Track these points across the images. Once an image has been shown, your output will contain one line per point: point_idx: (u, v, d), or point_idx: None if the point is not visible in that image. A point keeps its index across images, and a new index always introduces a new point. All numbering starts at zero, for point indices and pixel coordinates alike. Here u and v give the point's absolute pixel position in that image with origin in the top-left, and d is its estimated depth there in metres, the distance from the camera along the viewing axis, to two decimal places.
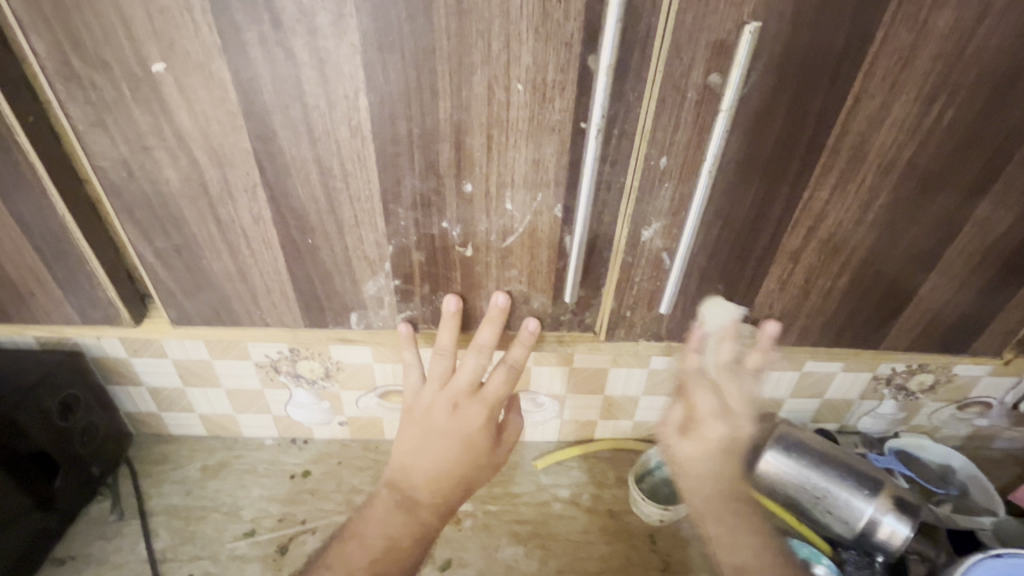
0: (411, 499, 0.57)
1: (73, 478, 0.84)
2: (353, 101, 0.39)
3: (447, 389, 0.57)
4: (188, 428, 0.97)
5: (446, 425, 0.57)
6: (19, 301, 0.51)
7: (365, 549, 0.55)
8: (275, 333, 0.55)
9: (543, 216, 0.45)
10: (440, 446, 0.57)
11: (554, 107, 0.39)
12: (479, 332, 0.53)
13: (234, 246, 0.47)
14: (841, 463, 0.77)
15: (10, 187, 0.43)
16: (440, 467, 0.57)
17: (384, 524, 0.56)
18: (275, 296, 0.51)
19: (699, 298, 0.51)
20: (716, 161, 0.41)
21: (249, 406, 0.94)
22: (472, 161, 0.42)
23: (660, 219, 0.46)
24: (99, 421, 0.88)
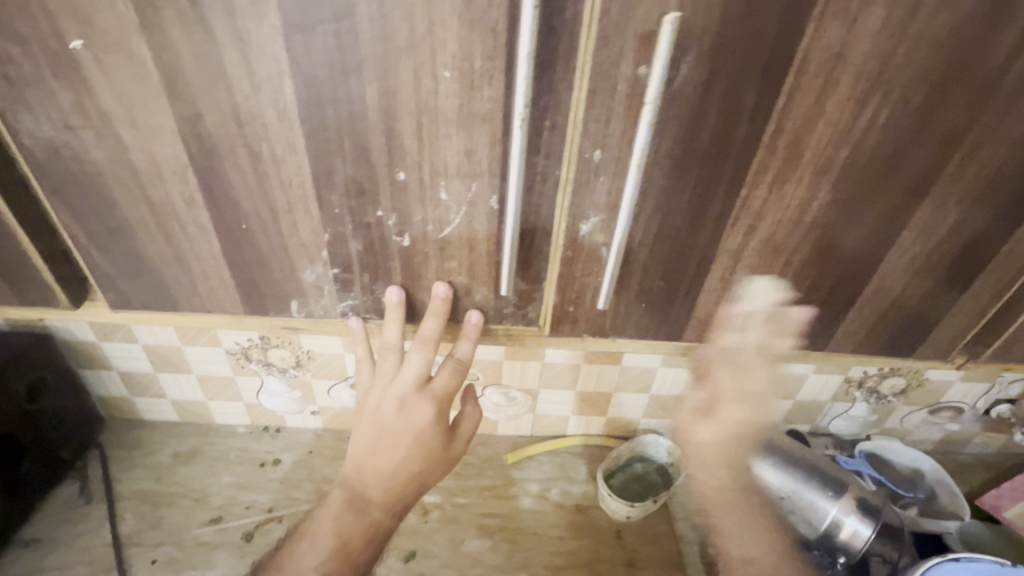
0: (362, 498, 0.55)
1: (41, 460, 0.84)
2: (278, 83, 0.38)
3: (395, 386, 0.56)
4: (160, 414, 0.97)
5: (395, 424, 0.56)
6: None
7: (315, 549, 0.53)
8: (227, 318, 0.55)
9: (479, 207, 0.45)
10: (393, 447, 0.56)
11: (482, 96, 0.39)
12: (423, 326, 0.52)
13: (169, 230, 0.46)
14: (808, 463, 0.78)
15: None
16: (393, 468, 0.56)
17: (336, 523, 0.54)
18: (214, 282, 0.50)
19: (642, 294, 0.51)
20: (646, 154, 0.41)
21: (221, 393, 0.93)
22: (404, 149, 0.42)
23: (598, 213, 0.45)
24: (70, 405, 0.88)
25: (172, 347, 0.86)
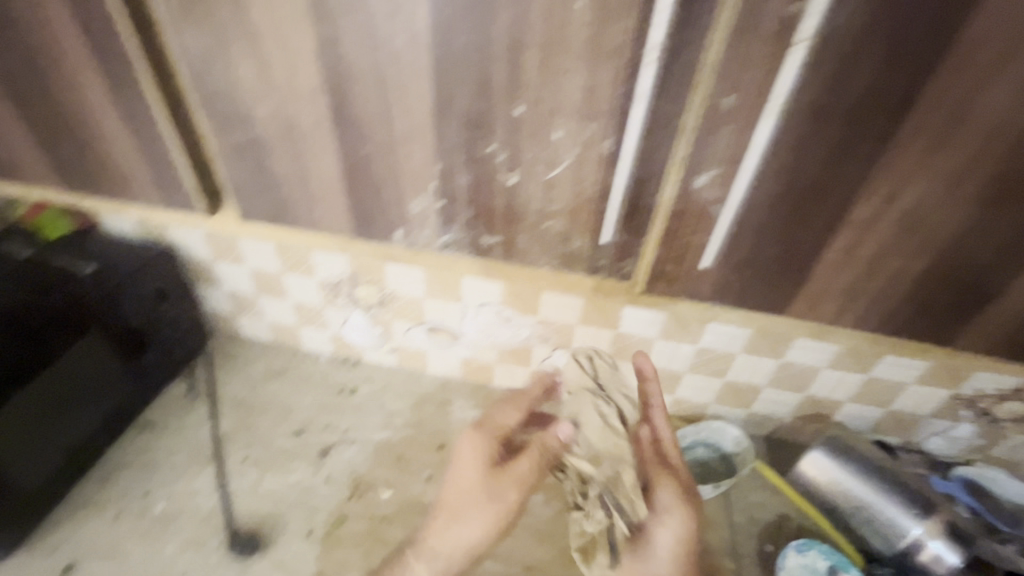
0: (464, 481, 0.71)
1: (157, 356, 1.12)
2: (414, 6, 0.39)
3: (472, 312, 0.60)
4: (254, 327, 1.27)
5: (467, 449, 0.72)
6: (119, 181, 0.57)
7: (443, 544, 0.71)
8: (335, 242, 0.59)
9: (592, 150, 0.44)
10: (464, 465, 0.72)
11: (615, 29, 0.37)
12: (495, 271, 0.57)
13: (299, 149, 0.50)
14: (900, 483, 0.85)
15: (116, 73, 0.48)
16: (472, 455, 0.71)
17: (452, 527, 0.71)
18: (331, 204, 0.53)
19: (750, 259, 0.48)
20: (784, 102, 0.38)
21: (309, 320, 1.20)
22: (525, 83, 0.41)
23: (718, 166, 0.43)
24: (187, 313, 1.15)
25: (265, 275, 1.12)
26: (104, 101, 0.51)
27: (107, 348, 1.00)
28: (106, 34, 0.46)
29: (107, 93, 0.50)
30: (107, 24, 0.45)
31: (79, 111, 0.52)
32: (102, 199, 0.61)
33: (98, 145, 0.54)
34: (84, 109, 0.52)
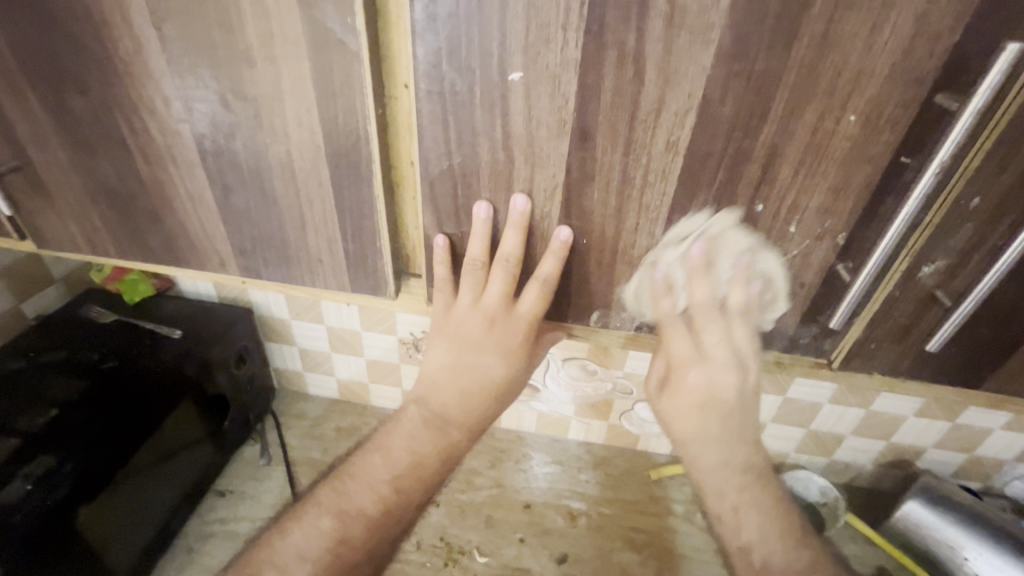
0: (451, 421, 0.60)
1: (236, 420, 1.12)
2: (680, 119, 0.41)
3: (478, 307, 0.55)
4: (324, 389, 1.27)
5: (482, 339, 0.57)
6: (306, 265, 0.58)
7: (392, 461, 0.60)
8: (483, 317, 0.56)
9: (823, 242, 0.46)
10: (472, 364, 0.59)
11: (879, 139, 0.40)
12: (525, 295, 0.54)
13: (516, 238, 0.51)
14: (993, 527, 0.90)
15: (341, 170, 0.49)
16: (405, 453, 0.60)
17: (411, 439, 0.60)
18: (534, 285, 0.53)
19: (956, 340, 0.50)
20: None
21: (382, 377, 1.20)
22: (774, 184, 0.44)
23: (947, 258, 0.45)
24: (258, 373, 1.17)
25: (352, 333, 1.13)
26: (320, 194, 0.52)
27: (195, 412, 0.99)
28: (347, 135, 0.47)
29: (329, 186, 0.51)
30: (352, 127, 0.47)
31: (290, 201, 0.53)
32: (277, 281, 0.61)
33: (299, 232, 0.55)
34: (297, 201, 0.53)
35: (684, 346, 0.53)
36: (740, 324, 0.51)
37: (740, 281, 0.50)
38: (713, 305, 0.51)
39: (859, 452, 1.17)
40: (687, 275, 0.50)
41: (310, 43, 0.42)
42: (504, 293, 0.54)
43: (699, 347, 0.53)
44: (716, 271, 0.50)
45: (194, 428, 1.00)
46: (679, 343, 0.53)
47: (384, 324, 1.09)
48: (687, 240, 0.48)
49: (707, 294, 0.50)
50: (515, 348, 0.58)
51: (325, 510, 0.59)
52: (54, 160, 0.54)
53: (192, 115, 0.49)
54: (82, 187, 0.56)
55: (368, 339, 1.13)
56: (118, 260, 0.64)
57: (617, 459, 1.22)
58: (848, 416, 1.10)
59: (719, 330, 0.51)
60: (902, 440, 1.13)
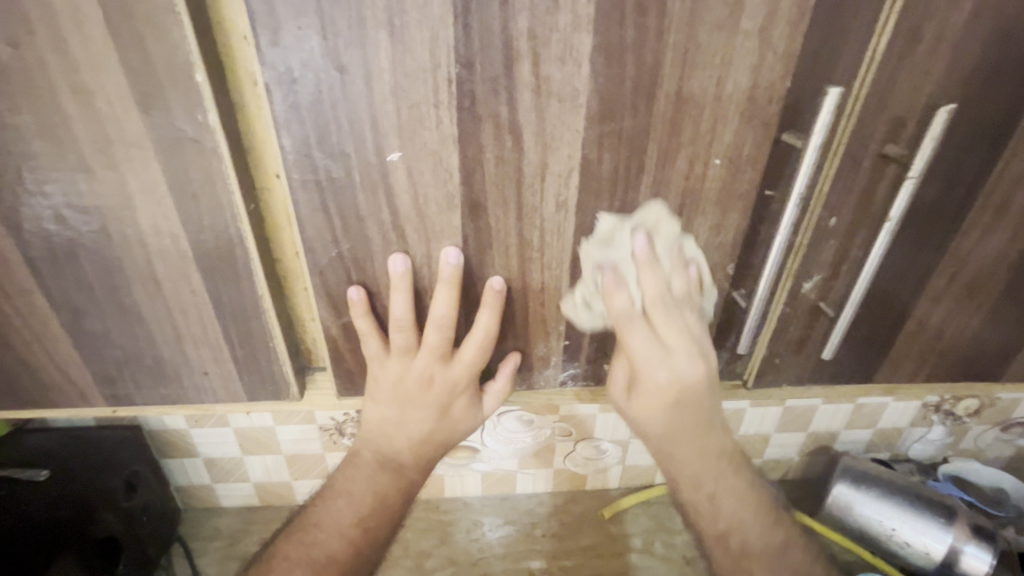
0: (404, 464, 0.55)
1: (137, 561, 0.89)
2: (565, 180, 0.42)
3: (414, 368, 0.50)
4: (239, 499, 1.05)
5: (423, 402, 0.52)
6: (188, 381, 0.51)
7: (354, 504, 0.55)
8: (418, 377, 0.50)
9: (717, 274, 0.48)
10: (415, 423, 0.53)
11: (745, 178, 0.43)
12: (467, 350, 0.50)
13: (449, 291, 0.46)
14: (911, 491, 0.84)
15: (215, 271, 0.44)
16: (369, 495, 0.55)
17: (371, 482, 0.55)
18: (472, 338, 0.49)
19: (847, 342, 0.54)
20: (897, 217, 0.44)
21: (307, 473, 1.00)
22: (663, 228, 0.46)
23: (821, 272, 0.49)
24: (157, 496, 0.95)
25: (266, 431, 0.95)
26: (193, 301, 0.46)
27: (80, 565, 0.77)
28: (217, 236, 0.42)
29: (204, 293, 0.45)
30: (222, 227, 0.42)
31: (160, 314, 0.46)
32: (156, 404, 0.53)
33: (176, 348, 0.49)
34: (169, 315, 0.46)
35: (645, 344, 0.48)
36: (689, 312, 0.48)
37: (679, 267, 0.47)
38: (666, 298, 0.47)
39: (784, 447, 1.14)
40: (635, 269, 0.47)
41: (158, 145, 0.38)
42: (444, 345, 0.49)
43: (658, 340, 0.48)
44: (661, 264, 0.47)
45: None
46: (640, 345, 0.48)
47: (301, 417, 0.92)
48: (631, 232, 0.45)
49: (657, 287, 0.46)
50: (459, 398, 0.53)
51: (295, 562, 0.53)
52: None
53: (20, 238, 0.42)
54: None
55: (283, 434, 0.95)
56: None
57: (571, 505, 1.16)
58: (768, 416, 1.07)
59: (677, 319, 0.48)
60: (819, 428, 1.12)
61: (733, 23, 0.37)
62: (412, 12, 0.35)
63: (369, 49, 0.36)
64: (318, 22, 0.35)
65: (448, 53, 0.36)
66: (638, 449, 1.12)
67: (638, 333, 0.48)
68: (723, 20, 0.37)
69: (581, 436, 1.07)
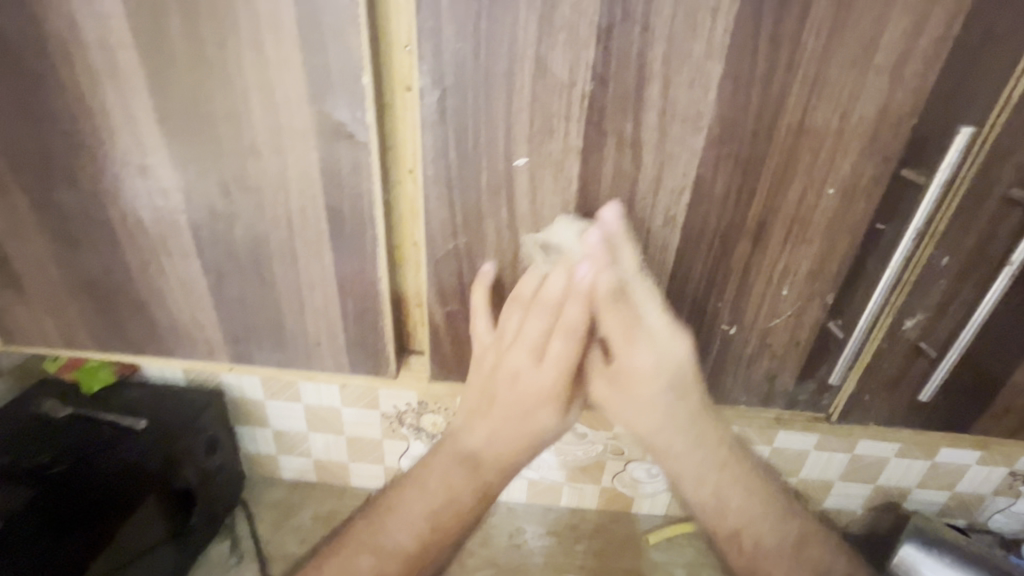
0: (481, 462, 0.52)
1: (204, 515, 0.96)
2: (677, 197, 0.44)
3: (504, 359, 0.50)
4: (299, 473, 1.11)
5: (510, 398, 0.51)
6: (301, 349, 0.56)
7: (427, 498, 0.51)
8: (508, 370, 0.50)
9: (814, 302, 0.49)
10: (499, 418, 0.51)
11: (857, 209, 0.44)
12: (555, 344, 0.49)
13: (536, 278, 0.48)
14: (990, 562, 0.78)
15: (345, 251, 0.49)
16: (443, 491, 0.51)
17: (448, 478, 0.51)
18: (557, 336, 0.48)
19: (944, 388, 0.53)
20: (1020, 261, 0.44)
21: (365, 455, 1.05)
22: (766, 252, 0.47)
23: (925, 311, 0.48)
24: (229, 459, 1.02)
25: (332, 410, 1.00)
26: (320, 276, 0.51)
27: (157, 511, 0.84)
28: (353, 221, 0.47)
29: (331, 270, 0.50)
30: (359, 213, 0.47)
31: (290, 286, 0.52)
32: (268, 366, 0.59)
33: (297, 318, 0.54)
34: (297, 286, 0.52)
35: (614, 321, 0.48)
36: (647, 303, 0.48)
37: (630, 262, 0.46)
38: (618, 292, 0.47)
39: (848, 498, 1.07)
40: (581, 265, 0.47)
41: (320, 136, 0.44)
42: (539, 339, 0.49)
43: (625, 327, 0.48)
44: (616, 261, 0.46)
45: (155, 527, 0.84)
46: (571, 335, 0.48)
47: (370, 401, 0.97)
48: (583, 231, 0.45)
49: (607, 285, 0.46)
50: (544, 400, 0.51)
51: (360, 549, 0.51)
52: (36, 257, 0.52)
53: (189, 206, 0.48)
54: (63, 282, 0.54)
55: (348, 416, 1.00)
56: (94, 354, 0.60)
57: (613, 526, 1.13)
58: (834, 462, 1.01)
59: (627, 316, 0.48)
60: (888, 483, 1.04)
61: (865, 59, 0.38)
62: (560, 33, 0.38)
63: (516, 64, 0.40)
64: (476, 38, 0.39)
65: (586, 71, 0.40)
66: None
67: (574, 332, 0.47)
68: (855, 55, 0.38)
69: (634, 456, 1.06)
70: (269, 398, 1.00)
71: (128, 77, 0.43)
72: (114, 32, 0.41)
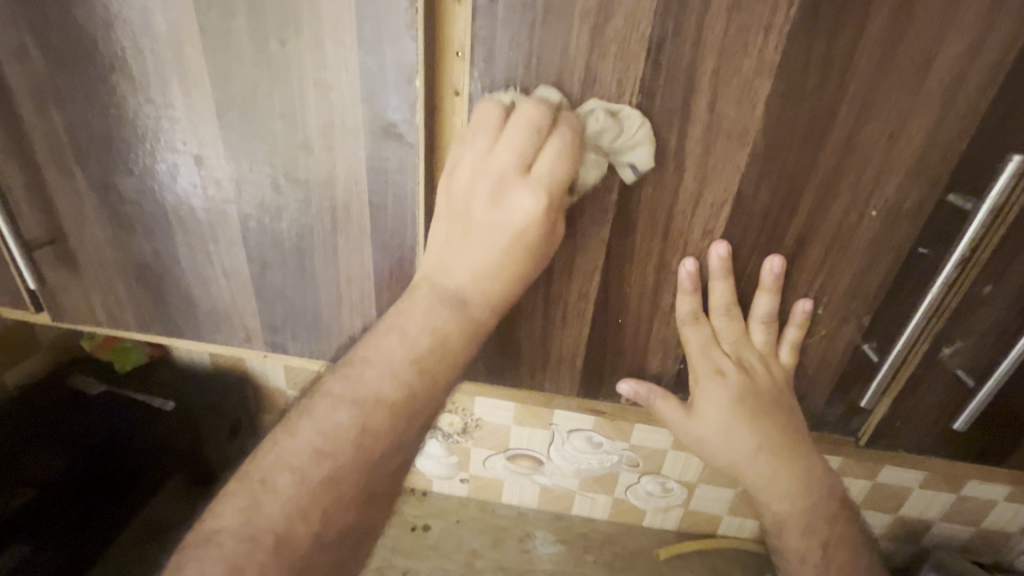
0: (469, 301, 0.46)
1: (225, 495, 0.98)
2: (716, 210, 0.45)
3: (488, 163, 0.42)
4: None
5: (490, 221, 0.43)
6: (333, 341, 0.58)
7: (407, 340, 0.46)
8: (489, 180, 0.42)
9: (849, 323, 0.49)
10: (483, 246, 0.44)
11: (900, 232, 0.44)
12: (543, 154, 0.41)
13: (496, 109, 0.41)
14: None
15: (385, 246, 0.50)
16: (427, 334, 0.45)
17: (431, 318, 0.45)
18: (559, 129, 0.40)
19: (979, 417, 0.52)
20: None
21: None
22: (802, 269, 0.47)
23: (964, 338, 0.47)
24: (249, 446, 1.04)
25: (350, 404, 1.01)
26: (359, 271, 0.52)
27: (182, 488, 0.86)
28: (396, 218, 0.49)
29: (370, 265, 0.52)
30: (401, 211, 0.48)
31: (329, 278, 0.53)
32: (300, 355, 0.60)
33: (333, 310, 0.56)
34: (336, 278, 0.53)
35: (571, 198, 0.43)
36: (550, 140, 0.41)
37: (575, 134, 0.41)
38: (543, 127, 0.40)
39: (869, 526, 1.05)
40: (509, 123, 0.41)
41: (369, 134, 0.45)
42: (523, 147, 0.41)
43: (568, 159, 0.41)
44: (589, 125, 0.41)
45: (179, 504, 0.86)
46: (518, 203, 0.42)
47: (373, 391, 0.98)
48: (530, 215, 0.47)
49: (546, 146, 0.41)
50: (535, 225, 0.42)
51: (341, 397, 0.44)
52: (90, 237, 0.55)
53: (239, 195, 0.50)
54: (114, 262, 0.56)
55: None
56: (136, 335, 0.62)
57: (625, 537, 1.12)
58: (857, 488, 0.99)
59: (553, 152, 0.41)
60: (912, 513, 1.02)
61: (917, 83, 0.38)
62: (612, 46, 0.39)
63: (566, 74, 0.41)
64: (529, 47, 0.40)
65: (635, 84, 0.40)
66: (706, 496, 1.08)
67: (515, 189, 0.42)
68: (906, 79, 0.38)
69: (649, 468, 1.05)
70: (292, 387, 1.02)
71: (193, 71, 0.45)
72: (182, 27, 0.43)
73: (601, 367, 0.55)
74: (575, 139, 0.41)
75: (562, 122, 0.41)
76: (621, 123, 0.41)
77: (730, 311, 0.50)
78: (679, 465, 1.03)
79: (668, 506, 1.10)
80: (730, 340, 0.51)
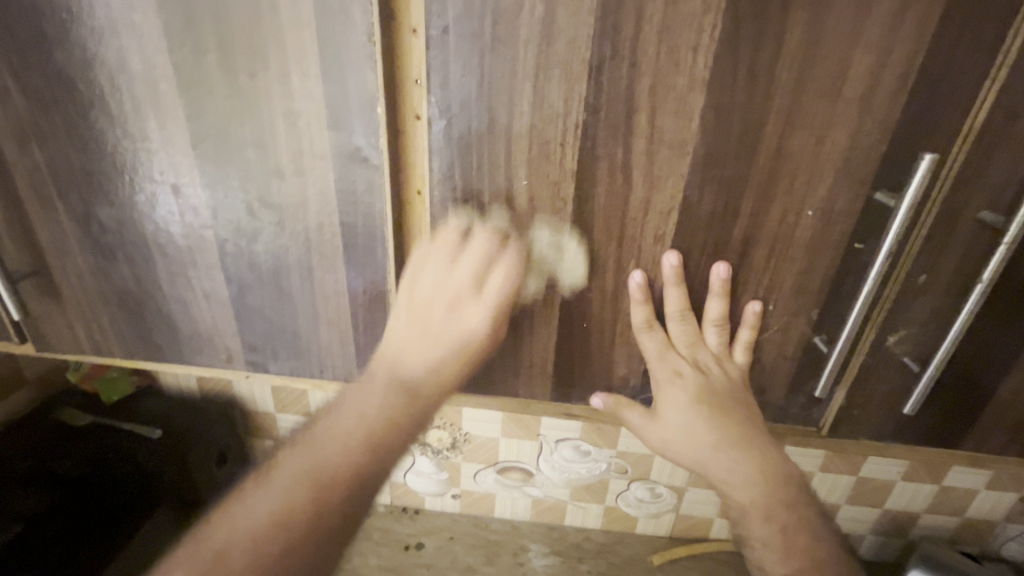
0: (420, 391, 0.51)
1: None
2: (665, 216, 0.48)
3: (448, 282, 0.51)
4: None
5: (448, 326, 0.52)
6: (313, 358, 0.60)
7: (360, 415, 0.49)
8: (448, 295, 0.52)
9: (799, 317, 0.52)
10: (437, 349, 0.52)
11: (836, 229, 0.47)
12: (490, 278, 0.51)
13: (455, 232, 0.50)
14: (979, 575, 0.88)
15: (358, 262, 0.53)
16: (379, 418, 0.49)
17: (381, 404, 0.50)
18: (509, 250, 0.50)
19: (930, 402, 0.54)
20: (993, 278, 0.46)
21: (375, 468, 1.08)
22: (750, 268, 0.50)
23: (906, 327, 0.50)
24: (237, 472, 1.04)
25: None
26: (336, 287, 0.55)
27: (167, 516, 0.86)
28: (365, 235, 0.51)
29: (344, 282, 0.54)
30: (370, 229, 0.51)
31: (306, 296, 0.56)
32: (282, 374, 0.62)
33: (311, 327, 0.58)
34: (312, 296, 0.55)
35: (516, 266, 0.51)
36: (499, 266, 0.51)
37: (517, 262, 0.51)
38: (493, 252, 0.50)
39: (856, 522, 1.06)
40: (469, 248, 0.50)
41: (336, 158, 0.48)
42: (480, 264, 0.51)
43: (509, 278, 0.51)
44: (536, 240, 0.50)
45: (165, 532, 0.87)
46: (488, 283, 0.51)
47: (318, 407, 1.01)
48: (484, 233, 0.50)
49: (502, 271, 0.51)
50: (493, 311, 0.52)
51: (297, 477, 0.46)
52: (73, 267, 0.56)
53: (216, 220, 0.53)
54: (98, 291, 0.58)
55: None
56: (120, 361, 0.64)
57: (619, 546, 1.13)
58: (841, 484, 1.01)
59: (500, 273, 0.51)
60: (896, 505, 1.03)
61: (836, 92, 0.42)
62: (556, 68, 0.42)
63: (515, 96, 0.44)
64: (480, 72, 0.43)
65: (580, 102, 0.43)
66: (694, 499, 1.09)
67: (470, 305, 0.52)
68: (826, 89, 0.42)
69: (636, 474, 1.06)
70: (279, 410, 1.02)
71: (168, 106, 0.47)
72: (157, 67, 0.46)
73: (571, 371, 0.57)
74: (519, 259, 0.51)
75: (510, 249, 0.50)
76: (563, 251, 0.50)
77: (687, 312, 0.53)
78: (665, 469, 1.05)
79: (658, 512, 1.11)
80: (690, 340, 0.54)
